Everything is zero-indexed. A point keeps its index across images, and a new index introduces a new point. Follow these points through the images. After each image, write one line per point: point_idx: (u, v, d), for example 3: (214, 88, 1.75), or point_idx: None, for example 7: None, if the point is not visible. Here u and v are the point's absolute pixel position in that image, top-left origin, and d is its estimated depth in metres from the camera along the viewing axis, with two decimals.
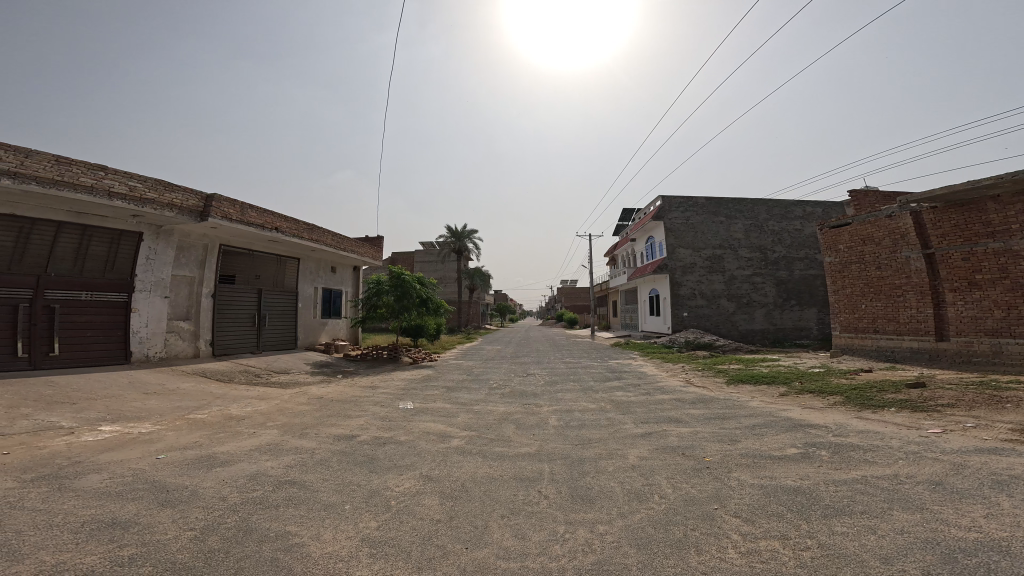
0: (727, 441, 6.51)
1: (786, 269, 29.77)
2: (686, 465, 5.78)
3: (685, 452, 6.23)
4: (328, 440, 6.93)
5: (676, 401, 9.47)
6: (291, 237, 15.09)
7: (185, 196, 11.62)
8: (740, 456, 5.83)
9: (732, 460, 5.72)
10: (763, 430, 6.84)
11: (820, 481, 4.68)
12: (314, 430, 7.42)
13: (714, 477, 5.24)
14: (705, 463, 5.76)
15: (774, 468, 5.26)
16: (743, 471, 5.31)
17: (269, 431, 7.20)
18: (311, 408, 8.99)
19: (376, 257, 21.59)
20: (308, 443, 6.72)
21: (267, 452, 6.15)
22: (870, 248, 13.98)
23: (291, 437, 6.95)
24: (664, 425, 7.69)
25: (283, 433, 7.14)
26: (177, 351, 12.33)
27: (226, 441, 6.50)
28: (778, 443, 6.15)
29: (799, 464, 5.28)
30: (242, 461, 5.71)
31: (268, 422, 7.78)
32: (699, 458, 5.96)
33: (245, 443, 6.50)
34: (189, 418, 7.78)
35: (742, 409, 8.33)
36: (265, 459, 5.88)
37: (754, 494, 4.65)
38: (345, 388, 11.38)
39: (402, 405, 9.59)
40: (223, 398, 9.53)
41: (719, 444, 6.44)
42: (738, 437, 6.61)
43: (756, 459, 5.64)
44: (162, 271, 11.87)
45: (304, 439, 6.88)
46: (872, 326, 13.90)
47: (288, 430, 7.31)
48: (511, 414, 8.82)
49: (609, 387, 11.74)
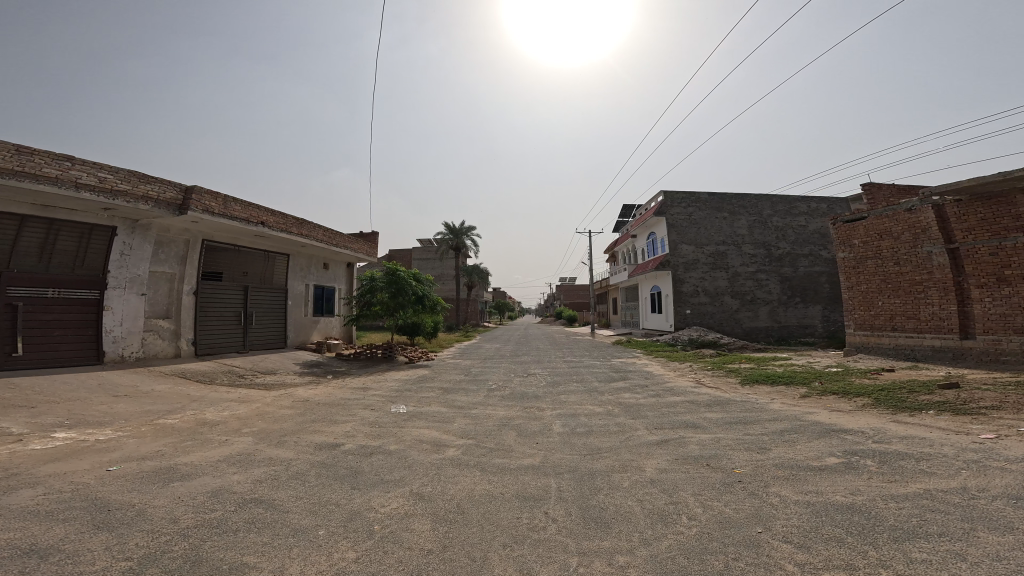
0: (754, 448, 5.87)
1: (791, 266, 29.14)
2: (713, 478, 5.12)
3: (708, 463, 5.58)
4: (309, 449, 6.23)
5: (689, 404, 8.79)
6: (279, 231, 14.32)
7: (162, 187, 10.83)
8: (774, 467, 5.17)
9: (767, 472, 5.07)
10: (793, 436, 6.19)
11: (875, 499, 4.11)
12: (295, 437, 6.73)
13: (749, 493, 4.61)
14: (735, 475, 5.11)
15: (819, 481, 4.66)
16: (782, 485, 4.69)
17: (245, 439, 6.51)
18: (294, 412, 8.27)
19: (370, 253, 20.82)
20: (287, 453, 6.03)
21: (238, 464, 5.46)
22: (888, 242, 13.31)
23: (269, 446, 6.26)
24: (680, 431, 7.02)
25: (259, 441, 6.44)
26: (156, 351, 11.57)
27: (193, 451, 5.79)
28: (814, 452, 5.52)
29: (845, 476, 4.67)
30: (206, 475, 5.01)
31: (244, 429, 7.06)
32: (728, 470, 5.28)
33: (214, 452, 5.80)
34: (157, 424, 7.05)
35: (764, 413, 7.66)
36: (233, 472, 5.19)
37: (802, 514, 4.09)
38: (334, 390, 10.66)
39: (394, 409, 8.91)
40: (199, 401, 8.79)
41: (746, 452, 5.79)
42: (767, 444, 5.97)
43: (793, 470, 5.01)
44: (138, 267, 11.11)
45: (283, 448, 6.19)
46: (889, 324, 13.24)
47: (266, 438, 6.61)
48: (512, 419, 8.14)
49: (616, 388, 11.07)
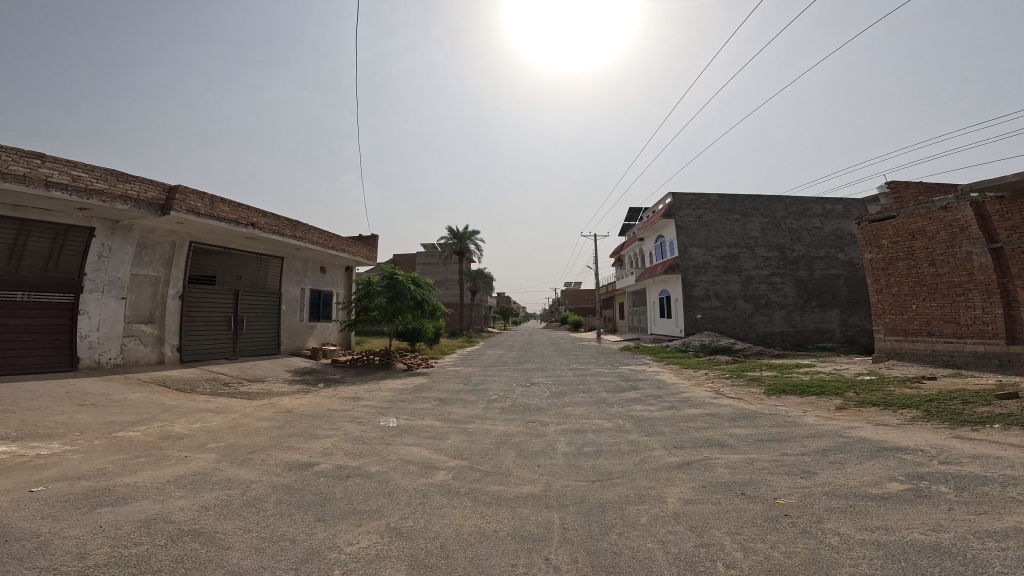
0: (796, 473, 4.97)
1: (806, 269, 27.99)
2: (753, 512, 4.23)
3: (742, 492, 4.69)
4: (278, 470, 5.47)
5: (711, 417, 7.88)
6: (271, 233, 13.73)
7: (142, 186, 10.31)
8: (826, 497, 4.32)
9: (818, 504, 4.19)
10: (841, 458, 5.28)
11: (969, 539, 3.30)
12: (264, 454, 6.00)
13: (800, 532, 3.74)
14: (778, 508, 4.22)
15: (886, 518, 3.78)
16: (840, 520, 3.84)
17: (207, 455, 5.84)
18: (273, 425, 7.55)
19: (369, 256, 20.13)
20: (249, 473, 5.31)
21: (187, 486, 4.82)
22: (921, 242, 12.31)
23: (232, 464, 5.55)
24: (704, 451, 6.14)
25: (222, 459, 5.74)
26: (138, 357, 10.98)
27: (141, 470, 5.21)
28: (871, 477, 4.65)
29: (920, 510, 3.82)
30: (143, 499, 4.46)
31: (211, 444, 6.36)
32: (770, 501, 4.39)
33: (165, 472, 5.17)
34: (116, 438, 6.39)
35: (799, 428, 6.76)
36: (178, 496, 4.57)
37: (874, 557, 3.25)
38: (322, 400, 9.89)
39: (383, 422, 8.12)
40: (172, 411, 8.12)
41: (786, 478, 4.88)
42: (811, 468, 5.06)
43: (853, 502, 4.15)
44: (118, 270, 10.56)
45: (247, 468, 5.47)
46: (925, 329, 12.17)
47: (230, 455, 5.91)
48: (511, 435, 7.31)
49: (626, 399, 10.17)
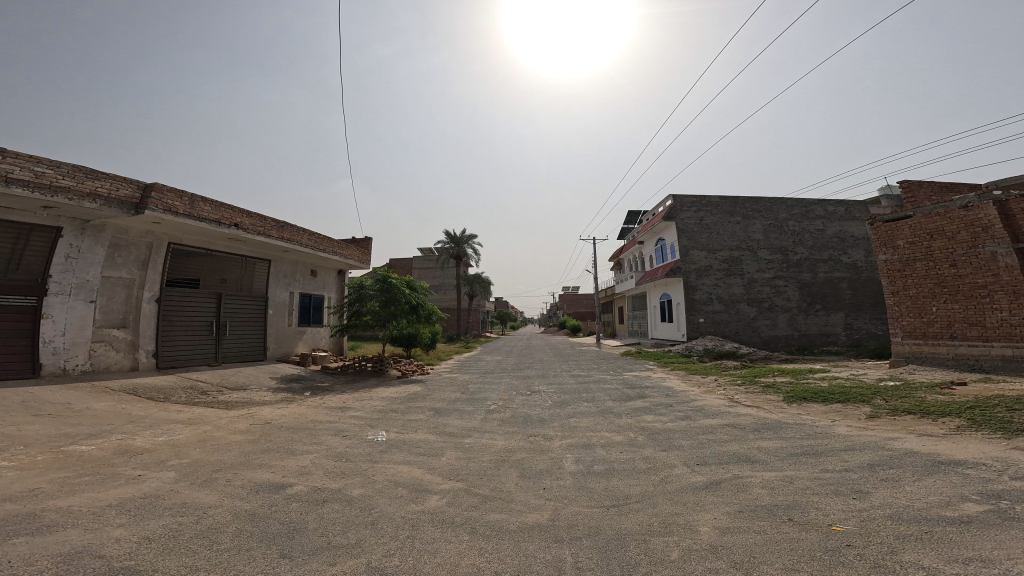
0: (847, 494, 4.37)
1: (810, 272, 27.53)
2: (808, 542, 3.59)
3: (790, 518, 4.08)
4: (246, 492, 4.74)
5: (732, 429, 7.22)
6: (256, 235, 13.02)
7: (115, 184, 9.63)
8: (894, 523, 3.74)
9: (885, 534, 3.55)
10: (894, 474, 4.72)
11: None
12: (231, 474, 5.24)
13: (873, 566, 3.10)
14: (838, 538, 3.58)
15: (975, 550, 3.14)
16: (920, 552, 3.20)
17: (164, 474, 5.08)
18: (248, 438, 6.80)
19: (362, 259, 19.44)
20: (210, 496, 4.57)
21: (131, 512, 4.08)
22: (939, 242, 11.80)
23: (190, 486, 4.79)
24: (731, 467, 5.48)
25: (181, 479, 4.98)
26: (108, 364, 10.19)
27: (81, 492, 4.46)
28: (937, 498, 4.07)
29: (1013, 537, 3.24)
30: (73, 528, 3.72)
31: (172, 460, 5.61)
32: (827, 530, 3.76)
33: (110, 494, 4.43)
34: (63, 454, 5.62)
35: (834, 441, 6.13)
36: (118, 524, 3.84)
37: None
38: (307, 410, 9.11)
39: (372, 436, 7.39)
40: (137, 422, 7.34)
41: (838, 500, 4.30)
42: (863, 487, 4.48)
43: (927, 532, 3.52)
44: (87, 271, 9.84)
45: (208, 490, 4.72)
46: (947, 332, 11.62)
47: (192, 474, 5.15)
48: (513, 451, 6.60)
49: (634, 408, 9.49)
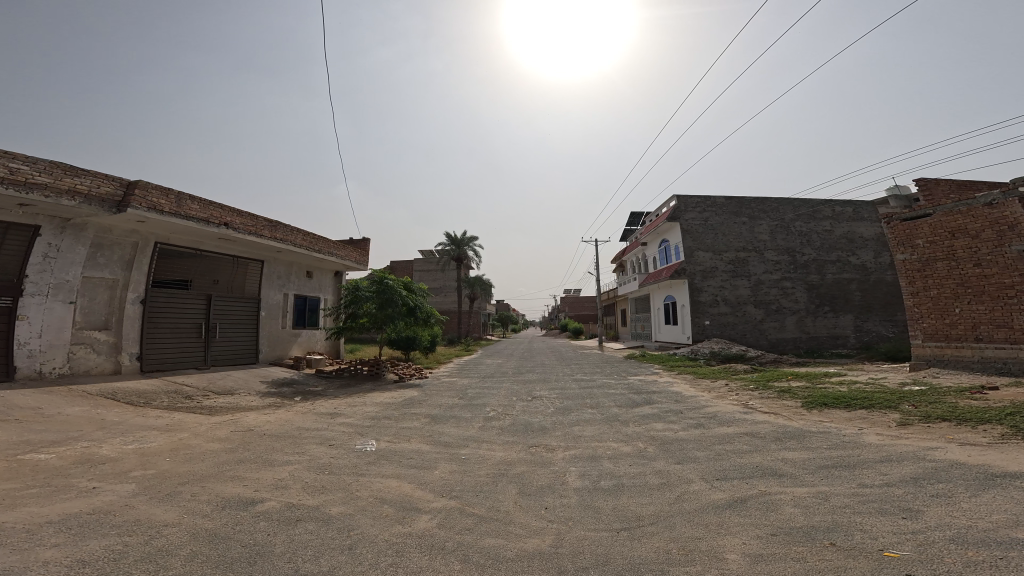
0: (895, 513, 3.85)
1: (818, 273, 26.89)
2: (859, 571, 3.08)
3: (832, 543, 3.54)
4: (214, 508, 4.23)
5: (750, 438, 6.66)
6: (247, 235, 12.57)
7: (96, 181, 9.21)
8: (959, 548, 3.23)
9: (951, 563, 3.03)
10: (944, 490, 4.19)
11: None
12: (198, 487, 4.71)
13: None
14: (895, 568, 3.05)
15: None
16: None
17: (122, 487, 4.56)
18: (225, 447, 6.27)
19: (359, 261, 18.97)
20: (170, 512, 4.06)
21: (73, 530, 3.57)
22: (962, 241, 11.24)
23: (149, 500, 4.28)
24: (756, 482, 4.94)
25: (140, 492, 4.46)
26: (89, 367, 9.72)
27: (22, 506, 3.95)
28: (1004, 517, 3.57)
29: None
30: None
31: (136, 471, 5.09)
32: (880, 558, 3.22)
33: (55, 509, 3.92)
34: (18, 463, 5.12)
35: (868, 451, 5.57)
36: (53, 545, 3.33)
37: None
38: (294, 417, 8.59)
39: (362, 445, 6.87)
40: (107, 429, 6.82)
41: (883, 520, 3.78)
42: (912, 505, 3.95)
43: (1002, 561, 2.98)
44: (67, 271, 9.41)
45: (168, 505, 4.20)
46: (972, 334, 11.07)
47: (153, 487, 4.62)
48: (514, 464, 6.06)
49: (642, 415, 8.94)
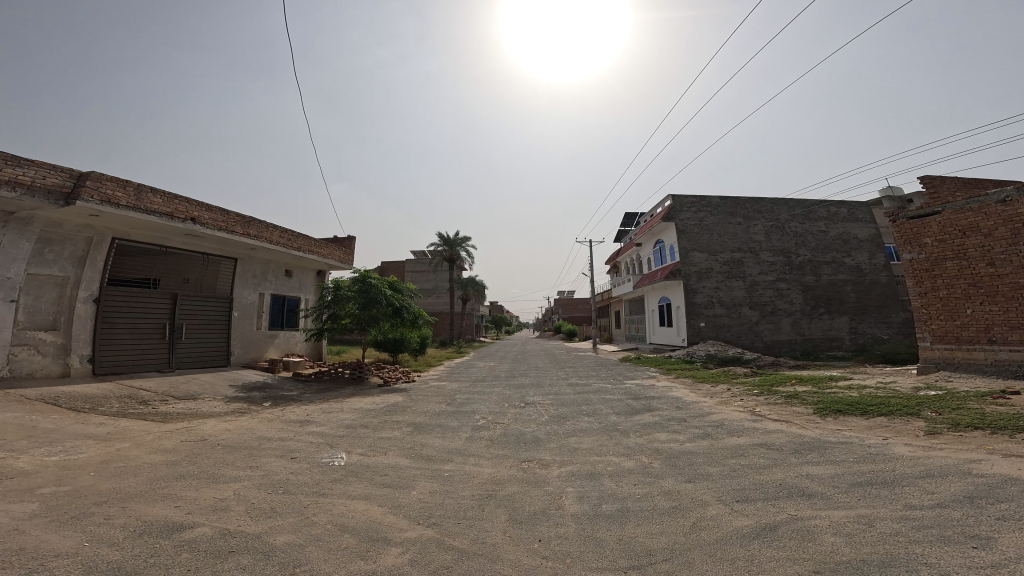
0: (961, 542, 3.19)
1: (813, 274, 26.65)
2: None
3: None
4: (127, 536, 3.40)
5: (765, 450, 6.00)
6: (217, 230, 11.63)
7: (40, 171, 8.26)
8: None
9: None
10: (1010, 512, 3.54)
11: None
12: (117, 508, 3.87)
13: None
14: None
15: None
16: None
17: (19, 508, 3.72)
18: (168, 459, 5.42)
19: (343, 260, 18.04)
20: (68, 542, 3.23)
21: None
22: (973, 240, 10.86)
23: (45, 526, 3.44)
24: (782, 503, 4.25)
25: (39, 515, 3.62)
26: (31, 369, 8.73)
27: None
28: None
29: None
30: None
31: (46, 487, 4.23)
32: None
33: None
34: None
35: (903, 465, 4.92)
36: None
37: None
38: (259, 425, 7.73)
39: (330, 459, 6.05)
40: (33, 437, 5.91)
41: (948, 550, 3.11)
42: (978, 532, 3.29)
43: None
44: (7, 268, 8.42)
45: (69, 532, 3.38)
46: (984, 336, 10.65)
47: (59, 508, 3.79)
48: (502, 482, 5.32)
49: (642, 424, 8.24)
